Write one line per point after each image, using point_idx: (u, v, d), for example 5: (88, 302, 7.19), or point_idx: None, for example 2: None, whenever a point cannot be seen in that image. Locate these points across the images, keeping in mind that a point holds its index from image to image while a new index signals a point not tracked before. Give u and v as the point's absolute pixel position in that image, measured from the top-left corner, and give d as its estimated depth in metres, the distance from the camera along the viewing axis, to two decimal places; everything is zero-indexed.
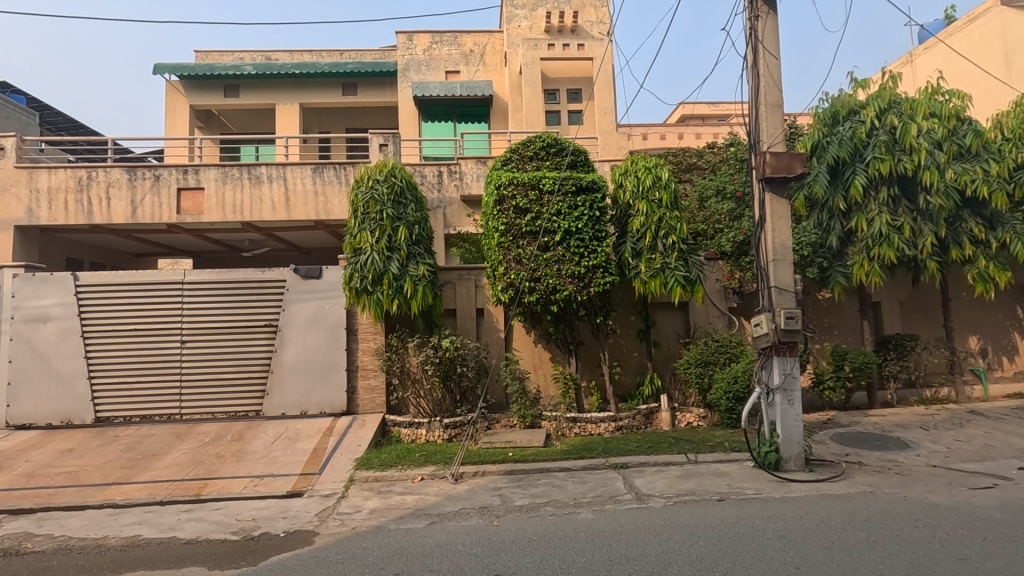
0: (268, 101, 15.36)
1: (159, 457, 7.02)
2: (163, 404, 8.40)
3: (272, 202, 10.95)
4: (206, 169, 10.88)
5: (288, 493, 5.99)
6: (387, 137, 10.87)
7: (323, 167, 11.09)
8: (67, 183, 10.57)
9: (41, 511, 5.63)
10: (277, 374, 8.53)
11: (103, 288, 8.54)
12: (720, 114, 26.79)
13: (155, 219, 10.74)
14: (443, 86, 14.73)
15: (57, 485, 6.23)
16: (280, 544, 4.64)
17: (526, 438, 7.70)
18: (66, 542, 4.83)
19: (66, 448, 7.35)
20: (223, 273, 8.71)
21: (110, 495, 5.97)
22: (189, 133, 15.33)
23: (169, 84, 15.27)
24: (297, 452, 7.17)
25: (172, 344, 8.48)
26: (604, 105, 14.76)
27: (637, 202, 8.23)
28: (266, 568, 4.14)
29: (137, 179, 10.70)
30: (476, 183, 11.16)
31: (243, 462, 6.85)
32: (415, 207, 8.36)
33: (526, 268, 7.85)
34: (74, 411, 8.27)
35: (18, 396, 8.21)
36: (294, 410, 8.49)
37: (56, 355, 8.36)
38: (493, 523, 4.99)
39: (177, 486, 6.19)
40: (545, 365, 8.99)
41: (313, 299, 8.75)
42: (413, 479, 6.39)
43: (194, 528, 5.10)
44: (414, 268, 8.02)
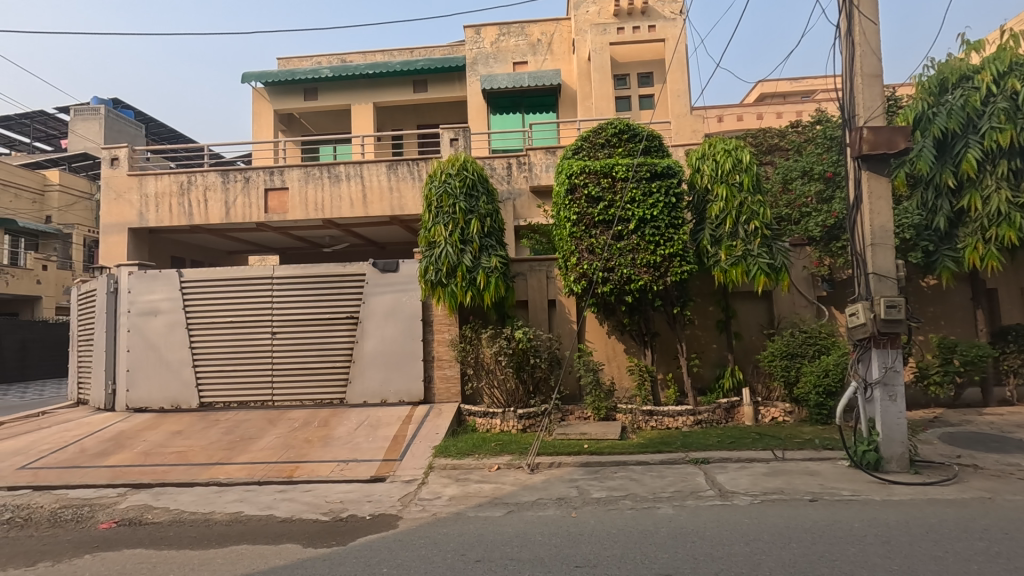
0: (344, 102, 16.00)
1: (254, 441, 7.54)
2: (257, 391, 9.01)
3: (350, 200, 11.42)
4: (290, 169, 11.51)
5: (371, 478, 6.25)
6: (458, 131, 11.01)
7: (397, 163, 11.42)
8: (171, 187, 11.53)
9: (157, 486, 6.21)
10: (358, 364, 8.92)
11: (204, 284, 9.25)
12: (804, 90, 25.14)
13: (246, 219, 11.49)
14: (511, 78, 14.66)
15: (169, 463, 6.84)
16: (367, 527, 4.85)
17: (601, 431, 7.62)
18: (179, 515, 5.29)
19: (176, 430, 8.06)
20: (307, 268, 9.17)
21: (215, 474, 6.49)
22: (274, 136, 16.27)
23: (255, 91, 16.25)
24: (379, 438, 7.47)
25: (264, 334, 9.07)
26: (677, 87, 14.17)
27: (716, 186, 7.86)
28: (355, 548, 4.34)
29: (230, 182, 11.49)
30: (546, 174, 11.11)
31: (330, 447, 7.22)
32: (486, 199, 8.41)
33: (599, 258, 7.71)
34: (181, 396, 9.05)
35: (136, 382, 9.10)
36: (375, 398, 8.84)
37: (166, 345, 9.17)
38: (571, 515, 4.97)
39: (271, 468, 6.62)
40: (619, 357, 8.83)
41: (390, 291, 9.05)
42: (490, 467, 6.48)
43: (287, 508, 5.43)
44: (487, 260, 8.10)
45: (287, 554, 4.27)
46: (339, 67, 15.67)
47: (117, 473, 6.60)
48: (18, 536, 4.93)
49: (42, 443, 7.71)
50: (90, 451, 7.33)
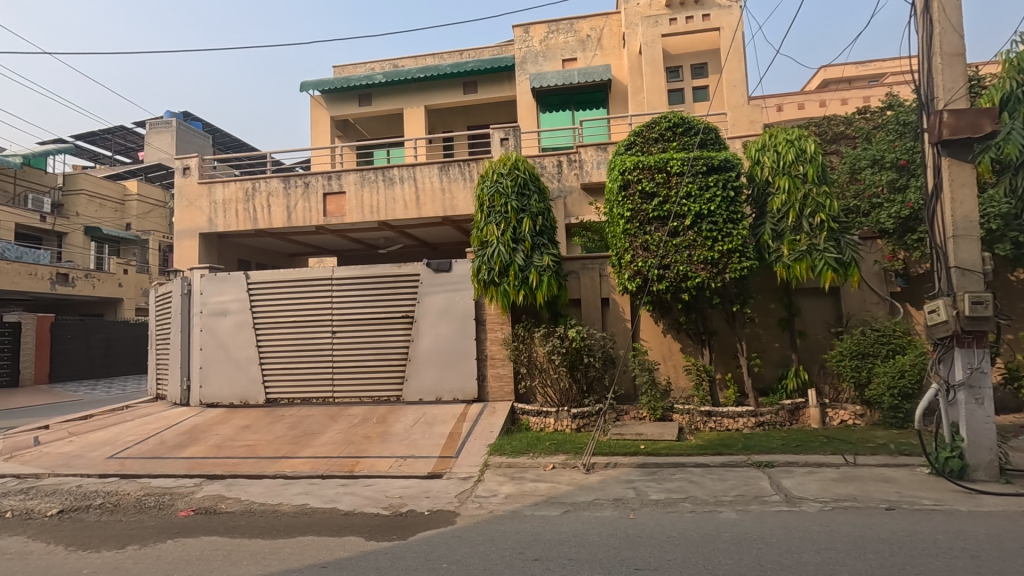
0: (397, 106, 16.37)
1: (317, 436, 7.84)
2: (318, 388, 9.35)
3: (404, 201, 11.67)
4: (346, 174, 11.86)
5: (429, 474, 6.37)
6: (508, 130, 11.05)
7: (448, 165, 11.58)
8: (237, 194, 12.13)
9: (229, 477, 6.56)
10: (414, 362, 9.10)
11: (268, 285, 9.69)
12: (872, 74, 23.76)
13: (306, 222, 11.95)
14: (560, 75, 14.57)
15: (240, 456, 7.21)
16: (426, 522, 4.94)
17: (657, 432, 7.46)
18: (249, 506, 5.57)
19: (245, 424, 8.49)
20: (364, 269, 9.44)
21: (281, 467, 6.79)
22: (330, 142, 16.86)
23: (313, 99, 16.89)
24: (435, 435, 7.61)
25: (324, 333, 9.41)
26: (734, 77, 13.68)
27: (778, 178, 7.54)
28: (415, 543, 4.43)
29: (291, 187, 11.99)
30: (597, 170, 10.96)
31: (388, 443, 7.40)
32: (538, 198, 8.40)
33: (655, 255, 7.56)
34: (249, 392, 9.51)
35: (209, 378, 9.64)
36: (430, 396, 9.00)
37: (235, 344, 9.66)
38: (629, 516, 4.89)
39: (333, 462, 6.86)
40: (675, 356, 8.62)
41: (443, 291, 9.19)
42: (545, 466, 6.47)
43: (349, 501, 5.61)
44: (539, 258, 8.08)
45: (350, 546, 4.41)
46: (392, 72, 16.06)
47: (194, 464, 7.02)
48: (108, 520, 5.32)
49: (127, 434, 8.30)
50: (169, 443, 7.82)
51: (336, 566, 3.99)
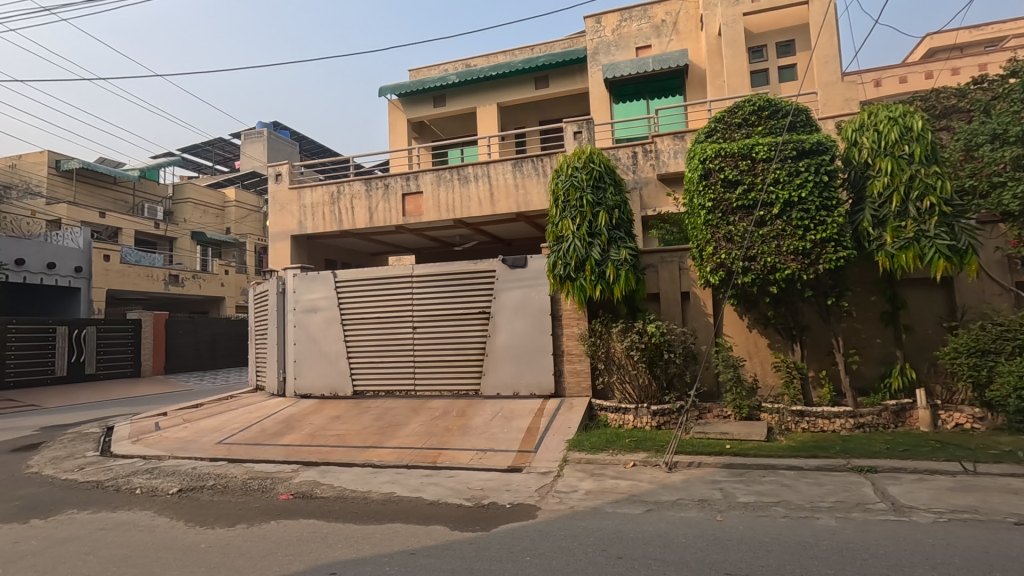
0: (470, 106, 16.64)
1: (401, 427, 8.16)
2: (401, 381, 9.73)
3: (479, 199, 11.85)
4: (423, 174, 12.22)
5: (509, 468, 6.46)
6: (581, 124, 10.92)
7: (522, 161, 11.62)
8: (324, 197, 12.83)
9: (323, 465, 6.97)
10: (491, 357, 9.24)
11: (354, 284, 10.18)
12: (989, 39, 21.38)
13: (387, 223, 12.44)
14: (634, 64, 14.17)
15: (332, 444, 7.65)
16: (507, 515, 5.01)
17: (743, 431, 7.11)
18: (341, 492, 5.89)
19: (335, 414, 8.99)
20: (442, 266, 9.69)
21: (369, 456, 7.13)
22: (407, 144, 17.43)
23: (390, 103, 17.52)
24: (513, 429, 7.69)
25: (406, 329, 9.78)
26: (826, 53, 12.69)
27: (879, 160, 6.95)
28: (497, 534, 4.51)
29: (372, 189, 12.53)
30: (674, 160, 10.61)
31: (468, 436, 7.57)
32: (614, 190, 8.26)
33: (739, 246, 7.21)
34: (338, 384, 10.06)
35: (302, 371, 10.29)
36: (508, 391, 9.11)
37: (324, 339, 10.25)
38: (716, 518, 4.72)
39: (417, 453, 7.11)
40: (763, 352, 8.19)
41: (519, 287, 9.26)
42: (625, 464, 6.37)
43: (433, 492, 5.80)
44: (616, 252, 7.95)
45: (436, 535, 4.55)
46: (465, 72, 16.34)
47: (291, 451, 7.52)
48: (219, 500, 5.82)
49: (232, 422, 9.03)
50: (269, 431, 8.43)
51: (424, 553, 4.14)
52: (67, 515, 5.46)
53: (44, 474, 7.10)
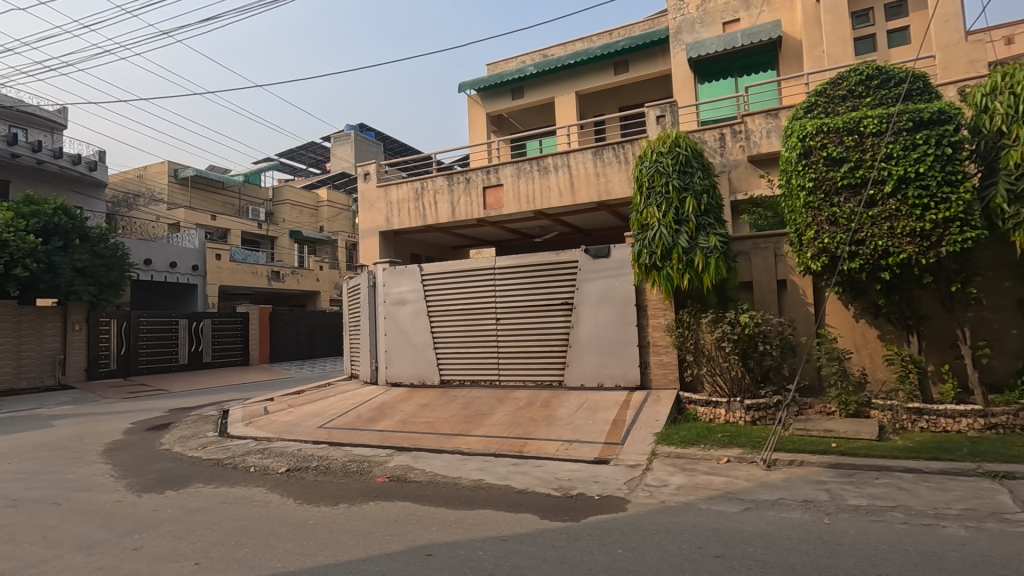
0: (548, 96, 16.55)
1: (487, 416, 8.32)
2: (486, 371, 9.92)
3: (559, 189, 11.78)
4: (504, 167, 12.32)
5: (595, 459, 6.40)
6: (665, 107, 10.52)
7: (602, 148, 11.40)
8: (409, 194, 13.28)
9: (414, 450, 7.27)
10: (575, 348, 9.20)
11: (439, 277, 10.48)
12: None
13: (469, 216, 12.68)
14: (722, 40, 13.46)
15: (422, 431, 7.95)
16: (596, 506, 4.97)
17: (851, 429, 6.58)
18: (433, 477, 6.11)
19: (424, 403, 9.32)
20: (524, 258, 9.75)
21: (458, 443, 7.34)
22: (486, 137, 17.65)
23: (469, 98, 17.79)
24: (599, 421, 7.61)
25: (490, 320, 9.95)
26: (947, 11, 11.38)
27: (1016, 127, 6.14)
28: (587, 525, 4.49)
29: (454, 184, 12.81)
30: (767, 140, 9.96)
31: (553, 427, 7.58)
32: (702, 174, 7.88)
33: (846, 229, 6.67)
34: (426, 373, 10.43)
35: (393, 360, 10.77)
36: (592, 382, 9.03)
37: (413, 330, 10.65)
38: (823, 520, 4.41)
39: (504, 442, 7.23)
40: (872, 344, 7.54)
41: (602, 277, 9.12)
42: (719, 459, 6.12)
43: (521, 480, 5.87)
44: (704, 239, 7.59)
45: (526, 523, 4.60)
46: (543, 62, 16.28)
47: (385, 436, 7.91)
48: (323, 480, 6.24)
49: (331, 408, 9.63)
50: (364, 417, 8.90)
51: (515, 540, 4.20)
52: (195, 487, 6.08)
53: (175, 451, 7.94)
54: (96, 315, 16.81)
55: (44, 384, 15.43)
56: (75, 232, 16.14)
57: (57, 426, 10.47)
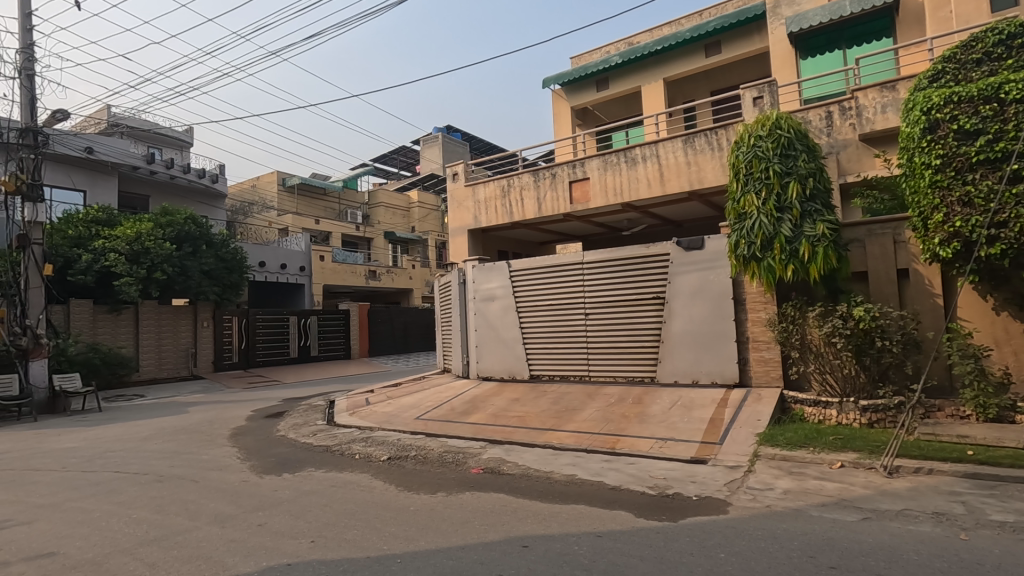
0: (634, 85, 16.11)
1: (578, 411, 8.29)
2: (576, 366, 9.88)
3: (647, 180, 11.45)
4: (590, 160, 12.18)
5: (692, 459, 6.17)
6: (762, 88, 9.88)
7: (694, 135, 10.92)
8: (496, 192, 13.50)
9: (507, 443, 7.40)
10: (668, 343, 8.93)
11: (527, 272, 10.58)
12: None
13: (555, 211, 12.68)
14: (827, 10, 12.38)
15: (513, 425, 8.08)
16: (695, 507, 4.79)
17: (991, 436, 5.86)
18: (526, 470, 6.19)
19: (514, 397, 9.47)
20: (612, 252, 9.60)
21: (549, 438, 7.37)
22: (571, 132, 17.54)
23: (553, 93, 17.73)
24: (695, 420, 7.33)
25: (579, 315, 9.90)
26: None
27: None
28: (685, 526, 4.34)
29: (541, 179, 12.85)
30: (882, 115, 9.08)
31: (646, 424, 7.41)
32: (807, 157, 7.33)
33: (983, 210, 5.91)
34: (516, 368, 10.57)
35: (483, 355, 11.02)
36: (686, 379, 8.71)
37: (502, 325, 10.83)
38: (959, 535, 3.95)
39: (596, 438, 7.17)
40: (1017, 340, 6.64)
41: (696, 270, 8.77)
42: (831, 464, 5.68)
43: (614, 477, 5.79)
44: (810, 227, 7.04)
45: (621, 520, 4.53)
46: (628, 51, 15.88)
47: (477, 429, 8.12)
48: (422, 469, 6.53)
49: (426, 400, 10.04)
50: (457, 410, 9.20)
51: (611, 537, 4.15)
52: (308, 471, 6.60)
53: (289, 437, 8.66)
54: (221, 313, 18.73)
55: (181, 375, 17.46)
56: (202, 238, 17.99)
57: (191, 413, 11.77)
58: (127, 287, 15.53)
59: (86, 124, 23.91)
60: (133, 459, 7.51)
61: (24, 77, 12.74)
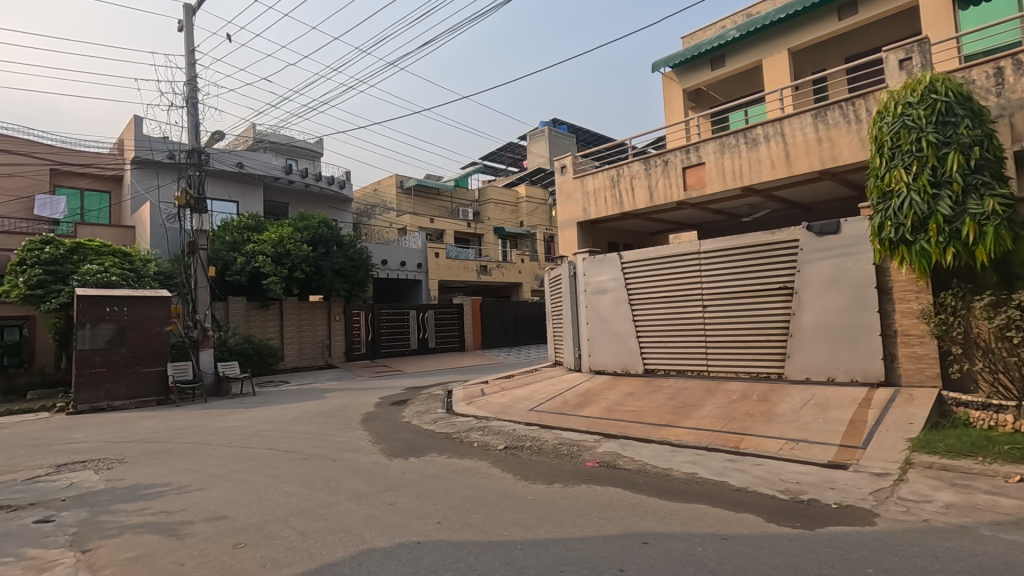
0: (754, 59, 14.97)
1: (697, 408, 7.93)
2: (693, 361, 9.48)
3: (771, 160, 10.61)
4: (705, 144, 11.55)
5: (830, 463, 5.65)
6: (911, 48, 8.71)
7: (825, 108, 9.92)
8: (605, 182, 13.27)
9: (622, 438, 7.29)
10: (798, 336, 8.26)
11: (639, 264, 10.30)
12: None
13: (668, 199, 12.20)
14: None
15: (628, 419, 7.93)
16: (834, 516, 4.38)
17: None
18: (643, 466, 6.05)
19: (628, 391, 9.28)
20: (733, 240, 9.04)
21: (666, 434, 7.14)
22: (684, 115, 16.75)
23: (663, 76, 17.02)
24: (831, 421, 6.69)
25: (696, 308, 9.48)
26: None
27: None
28: (824, 535, 3.98)
29: (652, 167, 12.42)
30: None
31: (773, 424, 6.91)
32: (971, 123, 6.34)
33: None
34: (629, 362, 10.36)
35: (595, 348, 10.93)
36: (820, 376, 7.98)
37: (614, 318, 10.66)
38: None
39: (717, 436, 6.82)
40: None
41: (831, 257, 8.00)
42: (1006, 478, 4.92)
43: (739, 478, 5.47)
44: (977, 204, 6.09)
45: (749, 524, 4.27)
46: (747, 23, 14.77)
47: (591, 423, 8.09)
48: (537, 460, 6.64)
49: (539, 392, 10.18)
50: (570, 403, 9.23)
51: (738, 541, 3.93)
52: (431, 456, 7.01)
53: (413, 424, 9.24)
54: (351, 307, 20.38)
55: (318, 364, 19.35)
56: (333, 240, 19.58)
57: (327, 398, 12.98)
58: (273, 285, 17.47)
59: (238, 142, 27.17)
60: (282, 438, 8.46)
61: (190, 105, 14.79)
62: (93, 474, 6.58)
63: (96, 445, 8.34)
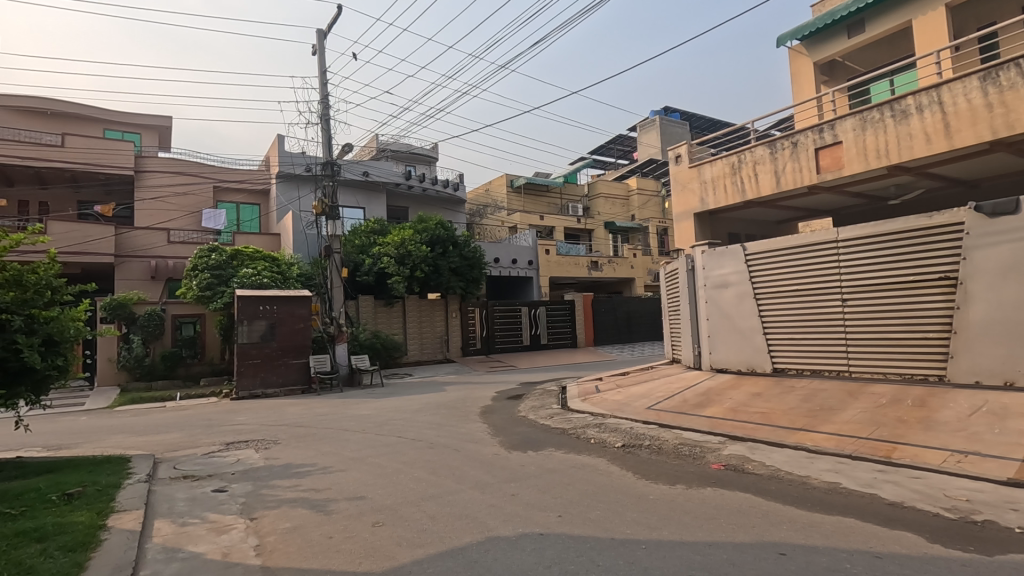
0: (901, 21, 13.28)
1: (838, 411, 7.21)
2: (832, 361, 8.64)
3: (925, 134, 9.35)
4: (843, 120, 10.46)
5: (1010, 481, 4.86)
6: None
7: (997, 68, 8.53)
8: (724, 170, 12.51)
9: (750, 441, 6.84)
10: (964, 334, 7.20)
11: (767, 256, 9.60)
12: None
13: (797, 184, 11.21)
14: None
15: (756, 421, 7.42)
16: (1019, 542, 3.75)
17: None
18: (775, 472, 5.63)
19: (755, 391, 8.68)
20: (879, 226, 8.11)
21: (802, 439, 6.59)
22: (815, 91, 15.33)
23: (790, 51, 15.70)
24: (1011, 432, 5.74)
25: (834, 302, 8.63)
26: None
27: None
28: (1005, 563, 3.44)
29: (778, 151, 11.49)
30: None
31: (934, 432, 6.08)
32: None
33: None
34: (756, 360, 9.69)
35: (716, 345, 10.37)
36: (994, 380, 6.87)
37: (738, 314, 10.02)
38: None
39: (863, 444, 6.15)
40: None
41: (1007, 242, 6.88)
42: None
43: (893, 491, 4.89)
44: None
45: (908, 543, 3.81)
46: None
47: (714, 423, 7.69)
48: (657, 459, 6.45)
49: (657, 391, 9.87)
50: (691, 402, 8.84)
51: (895, 561, 3.52)
52: (548, 451, 7.10)
53: (530, 418, 9.42)
54: (466, 304, 21.23)
55: (437, 358, 20.39)
56: (449, 240, 20.47)
57: (446, 391, 13.65)
58: (397, 284, 18.69)
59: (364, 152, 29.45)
60: (409, 427, 9.05)
61: (324, 121, 16.25)
62: (254, 453, 7.50)
63: (255, 427, 9.51)
